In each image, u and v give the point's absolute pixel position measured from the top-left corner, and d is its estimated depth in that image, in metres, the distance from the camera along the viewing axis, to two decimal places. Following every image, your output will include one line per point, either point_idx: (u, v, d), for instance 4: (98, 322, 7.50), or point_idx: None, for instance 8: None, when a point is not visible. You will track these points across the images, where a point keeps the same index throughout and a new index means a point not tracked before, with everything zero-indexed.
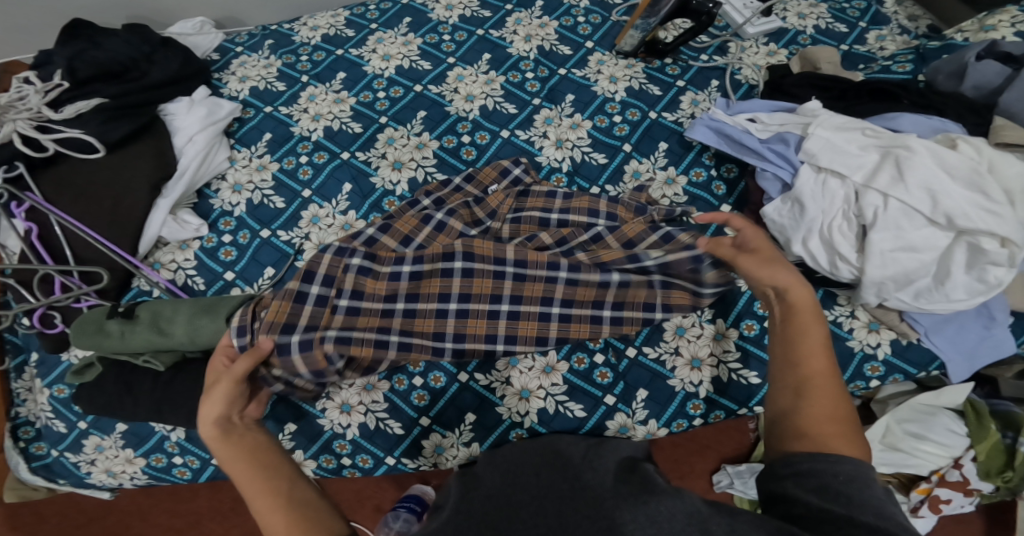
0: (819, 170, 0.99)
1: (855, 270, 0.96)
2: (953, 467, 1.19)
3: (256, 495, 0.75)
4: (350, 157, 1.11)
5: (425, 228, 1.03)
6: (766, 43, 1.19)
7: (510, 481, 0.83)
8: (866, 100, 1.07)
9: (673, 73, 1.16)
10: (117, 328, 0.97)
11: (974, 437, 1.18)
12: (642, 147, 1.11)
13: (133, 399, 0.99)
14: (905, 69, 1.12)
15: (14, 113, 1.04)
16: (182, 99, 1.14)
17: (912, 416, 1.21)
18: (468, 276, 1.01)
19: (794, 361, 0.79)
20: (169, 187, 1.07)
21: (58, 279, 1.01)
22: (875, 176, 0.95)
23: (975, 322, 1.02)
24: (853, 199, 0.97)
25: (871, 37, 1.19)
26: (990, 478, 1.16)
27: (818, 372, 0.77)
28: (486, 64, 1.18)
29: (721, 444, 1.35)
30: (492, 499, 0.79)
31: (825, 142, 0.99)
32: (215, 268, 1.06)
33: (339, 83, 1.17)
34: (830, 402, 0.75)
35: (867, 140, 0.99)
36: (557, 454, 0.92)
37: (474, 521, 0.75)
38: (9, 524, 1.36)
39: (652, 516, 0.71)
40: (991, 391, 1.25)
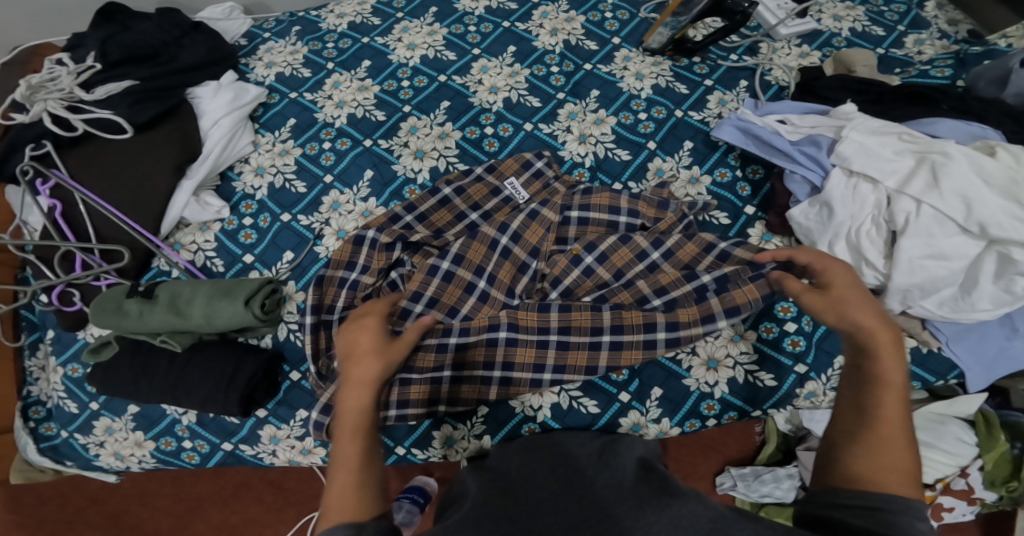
0: (851, 174, 0.99)
1: (882, 275, 0.96)
2: (959, 476, 1.19)
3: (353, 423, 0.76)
4: (373, 145, 1.11)
5: (469, 298, 1.00)
6: (798, 45, 1.18)
7: (527, 483, 0.84)
8: (902, 104, 1.06)
9: (701, 72, 1.16)
10: (135, 308, 0.97)
11: (983, 446, 1.18)
12: (666, 146, 1.10)
13: (148, 381, 0.99)
14: (944, 74, 1.11)
15: (46, 93, 1.05)
16: (210, 81, 1.14)
17: (924, 424, 1.20)
18: (510, 347, 0.98)
19: (858, 408, 0.74)
20: (193, 168, 1.07)
21: (79, 257, 1.01)
22: (909, 182, 0.95)
23: (998, 331, 1.01)
24: (884, 204, 0.97)
25: (909, 41, 1.18)
26: (994, 487, 1.17)
27: (885, 417, 0.72)
28: (511, 57, 1.18)
29: (726, 446, 1.35)
30: (511, 500, 0.79)
31: (859, 146, 0.98)
32: (235, 250, 1.06)
33: (364, 71, 1.17)
34: (890, 450, 0.71)
35: (902, 145, 0.98)
36: (569, 452, 0.93)
37: (494, 511, 0.77)
38: (9, 503, 1.36)
39: (676, 517, 0.71)
40: (1002, 402, 1.25)
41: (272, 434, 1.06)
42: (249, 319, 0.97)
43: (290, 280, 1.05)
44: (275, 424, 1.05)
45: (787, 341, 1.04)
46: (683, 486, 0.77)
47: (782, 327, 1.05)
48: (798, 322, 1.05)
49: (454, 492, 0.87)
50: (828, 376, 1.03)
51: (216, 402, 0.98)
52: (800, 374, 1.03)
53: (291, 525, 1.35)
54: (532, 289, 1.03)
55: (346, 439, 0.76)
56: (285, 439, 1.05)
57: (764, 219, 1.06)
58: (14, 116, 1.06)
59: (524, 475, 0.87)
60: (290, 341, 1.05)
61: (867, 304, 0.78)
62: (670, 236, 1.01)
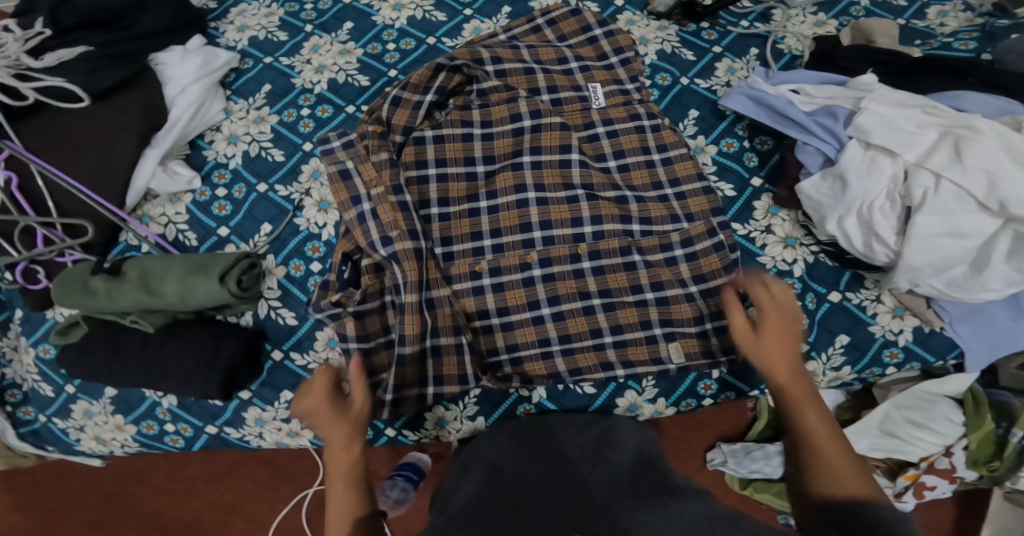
0: (868, 147, 0.90)
1: (892, 253, 0.89)
2: (942, 455, 1.11)
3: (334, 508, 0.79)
4: (453, 189, 0.99)
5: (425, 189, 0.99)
6: (815, 13, 1.09)
7: (515, 498, 0.76)
8: (927, 76, 0.97)
9: (709, 39, 1.08)
10: (102, 287, 0.92)
11: (969, 426, 1.10)
12: (670, 114, 1.04)
13: (120, 364, 0.94)
14: (968, 48, 1.01)
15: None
16: (175, 48, 1.05)
17: (911, 403, 1.12)
18: (537, 133, 1.01)
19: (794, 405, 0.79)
20: (159, 137, 1.00)
21: (40, 232, 0.96)
22: (931, 155, 0.86)
23: (1002, 312, 0.94)
24: (901, 178, 0.88)
25: (932, 12, 1.09)
26: (976, 467, 1.09)
27: (816, 416, 0.77)
28: (505, 18, 1.11)
29: (719, 422, 1.30)
30: (497, 506, 0.74)
31: (880, 118, 0.89)
32: (208, 223, 1.01)
33: (346, 34, 1.10)
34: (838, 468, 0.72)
35: (926, 118, 0.88)
36: (559, 455, 0.85)
37: (471, 525, 0.70)
38: (3, 485, 1.31)
39: (670, 517, 0.66)
40: (990, 380, 1.16)
41: (258, 416, 1.02)
42: (225, 297, 0.92)
43: (268, 253, 1.00)
44: (260, 406, 1.02)
45: None
46: (684, 485, 0.73)
47: None
48: (803, 300, 0.97)
49: (445, 496, 0.83)
50: (828, 355, 0.96)
51: (195, 388, 0.93)
52: None
53: (286, 503, 1.31)
54: (509, 51, 1.03)
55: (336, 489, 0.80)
56: (271, 421, 1.02)
57: (772, 191, 1.00)
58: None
59: (517, 468, 0.83)
60: (270, 319, 1.00)
61: (783, 344, 0.82)
62: (715, 278, 0.95)
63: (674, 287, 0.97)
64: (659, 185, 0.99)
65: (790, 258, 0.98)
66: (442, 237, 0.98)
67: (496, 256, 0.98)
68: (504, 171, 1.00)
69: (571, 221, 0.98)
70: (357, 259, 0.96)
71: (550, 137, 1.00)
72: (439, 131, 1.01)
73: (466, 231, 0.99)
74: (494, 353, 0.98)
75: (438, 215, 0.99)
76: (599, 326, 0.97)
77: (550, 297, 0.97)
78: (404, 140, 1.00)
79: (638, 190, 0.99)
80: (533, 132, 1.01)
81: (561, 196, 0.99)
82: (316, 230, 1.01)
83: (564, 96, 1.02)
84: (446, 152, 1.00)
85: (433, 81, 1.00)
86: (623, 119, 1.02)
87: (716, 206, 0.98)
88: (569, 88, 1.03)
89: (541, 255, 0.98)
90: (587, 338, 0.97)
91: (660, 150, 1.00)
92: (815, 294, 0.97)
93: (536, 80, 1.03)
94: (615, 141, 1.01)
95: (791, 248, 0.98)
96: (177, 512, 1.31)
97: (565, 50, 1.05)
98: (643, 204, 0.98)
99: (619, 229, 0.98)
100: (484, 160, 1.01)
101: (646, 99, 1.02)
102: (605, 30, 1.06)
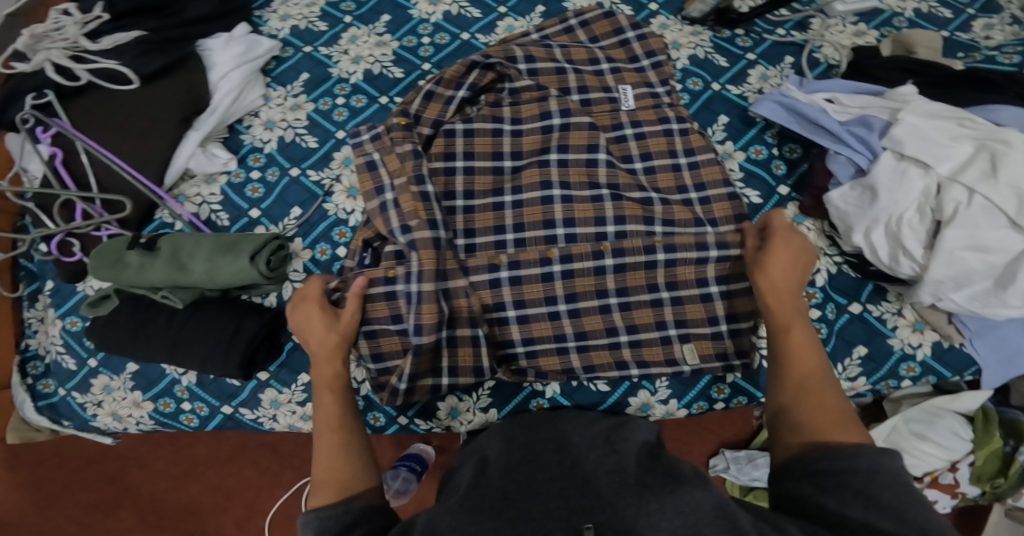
0: (901, 159, 0.91)
1: (918, 266, 0.89)
2: (947, 470, 1.12)
3: (324, 422, 0.82)
4: (478, 181, 1.00)
5: (453, 179, 1.00)
6: (855, 23, 1.10)
7: (512, 464, 0.79)
8: (965, 88, 0.97)
9: (743, 46, 1.09)
10: (135, 261, 0.94)
11: (977, 443, 1.10)
12: (700, 119, 1.05)
13: (147, 339, 0.95)
14: (1012, 61, 1.02)
15: (49, 42, 1.01)
16: (221, 34, 1.08)
17: (920, 417, 1.11)
18: (565, 131, 1.01)
19: (782, 328, 0.83)
20: (200, 120, 1.02)
21: (79, 206, 0.98)
22: (964, 170, 0.87)
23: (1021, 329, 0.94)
24: (933, 192, 0.88)
25: (978, 25, 1.09)
26: (980, 483, 1.10)
27: (801, 341, 0.81)
28: (538, 17, 1.13)
29: (723, 427, 1.30)
30: (507, 492, 0.72)
31: (914, 129, 0.90)
32: (240, 204, 1.03)
33: (383, 26, 1.12)
34: (815, 395, 0.77)
35: (961, 131, 0.89)
36: (565, 432, 0.88)
37: (483, 513, 0.69)
38: (8, 463, 1.32)
39: (682, 507, 0.66)
40: (1001, 399, 1.15)
41: (273, 399, 1.05)
42: (254, 276, 0.93)
43: (296, 237, 1.01)
44: (277, 388, 1.04)
45: None
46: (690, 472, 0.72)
47: None
48: (823, 310, 0.97)
49: (453, 482, 0.82)
50: (845, 366, 0.96)
51: (216, 366, 0.95)
52: None
53: (286, 490, 1.32)
54: (541, 50, 1.05)
55: (327, 402, 0.84)
56: (286, 404, 1.04)
57: (798, 200, 1.01)
58: (14, 64, 1.01)
59: (529, 454, 0.82)
60: None
61: (786, 271, 0.84)
62: (737, 283, 0.96)
63: (688, 288, 0.97)
64: (683, 188, 1.00)
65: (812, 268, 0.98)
66: (465, 229, 0.99)
67: (518, 249, 0.98)
68: (530, 167, 1.01)
69: (594, 219, 0.98)
70: (377, 246, 0.97)
71: (578, 137, 1.01)
72: (469, 124, 1.02)
73: (489, 224, 0.99)
74: (509, 344, 0.99)
75: (463, 207, 1.00)
76: (614, 325, 0.98)
77: (568, 293, 0.98)
78: (433, 133, 1.01)
79: (663, 192, 0.99)
80: (562, 131, 1.01)
81: (586, 197, 0.99)
82: (344, 216, 1.02)
83: (594, 97, 1.03)
84: (475, 146, 1.01)
85: (466, 77, 1.01)
86: (652, 122, 1.03)
87: (740, 211, 0.98)
88: (599, 89, 1.04)
89: (562, 252, 0.97)
90: (602, 336, 0.98)
91: (687, 153, 1.01)
92: (836, 304, 0.97)
93: (565, 81, 1.04)
94: (643, 143, 1.02)
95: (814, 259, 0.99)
96: (179, 497, 1.32)
97: (597, 51, 1.06)
98: (668, 207, 0.98)
99: (641, 230, 0.98)
100: (510, 155, 1.02)
101: (674, 104, 1.04)
102: (638, 34, 1.07)
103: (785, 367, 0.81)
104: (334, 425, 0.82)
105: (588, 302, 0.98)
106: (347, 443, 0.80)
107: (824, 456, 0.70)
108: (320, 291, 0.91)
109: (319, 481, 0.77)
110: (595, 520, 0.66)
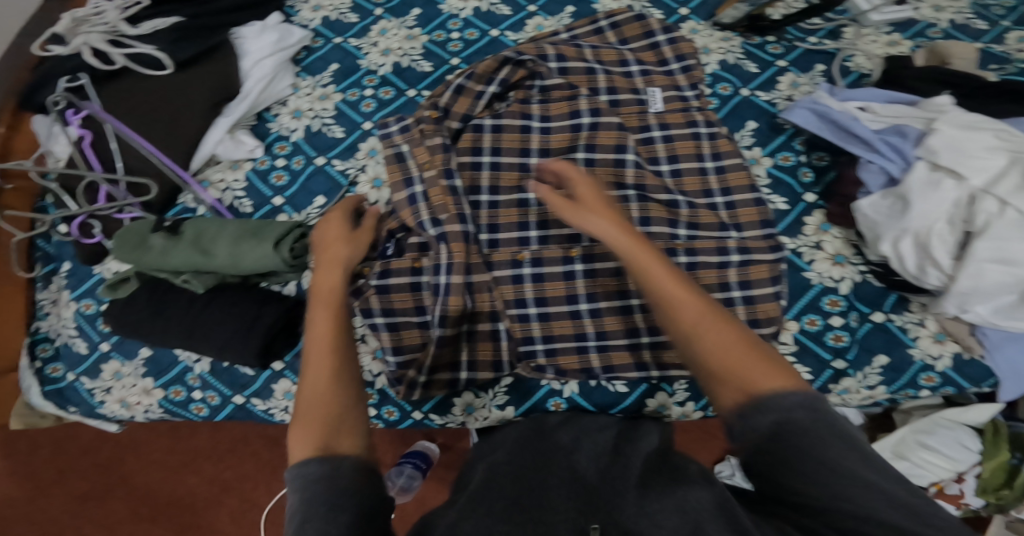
0: (936, 168, 0.90)
1: (945, 277, 0.89)
2: (953, 481, 1.11)
3: (318, 338, 0.78)
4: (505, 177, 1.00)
5: (479, 174, 1.00)
6: (889, 33, 1.11)
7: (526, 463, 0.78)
8: (1002, 100, 0.98)
9: (774, 52, 1.10)
10: (159, 244, 0.93)
11: (986, 454, 1.08)
12: (729, 123, 1.05)
13: (165, 323, 0.95)
14: None
15: (89, 26, 1.02)
16: (254, 23, 1.08)
17: (929, 427, 1.10)
18: (594, 130, 1.01)
19: (643, 274, 0.75)
20: (230, 107, 1.03)
21: (104, 188, 0.97)
22: (998, 183, 0.87)
23: None
24: (965, 203, 0.88)
25: (1012, 38, 1.09)
26: (985, 494, 1.09)
27: (674, 283, 0.74)
28: (568, 17, 1.13)
29: None
30: (529, 491, 0.71)
31: (950, 139, 0.90)
32: (264, 191, 1.02)
33: (413, 19, 1.12)
34: (708, 332, 0.70)
35: (997, 143, 0.89)
36: (562, 443, 0.84)
37: (503, 513, 0.68)
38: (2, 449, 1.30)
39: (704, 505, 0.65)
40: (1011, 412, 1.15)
41: (287, 390, 1.03)
42: (277, 263, 0.93)
43: None
44: (291, 378, 1.03)
45: (830, 336, 0.97)
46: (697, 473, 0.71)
47: (826, 320, 0.97)
48: (845, 318, 0.97)
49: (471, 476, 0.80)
50: (865, 374, 0.96)
51: (233, 355, 0.93)
52: (837, 370, 0.96)
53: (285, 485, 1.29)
54: (572, 50, 1.05)
55: (323, 313, 0.80)
56: None
57: (824, 208, 1.01)
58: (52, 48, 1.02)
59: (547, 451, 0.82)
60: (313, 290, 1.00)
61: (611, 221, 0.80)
62: (762, 286, 0.95)
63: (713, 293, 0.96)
64: (709, 192, 1.00)
65: (837, 276, 0.98)
66: (489, 224, 0.99)
67: (542, 246, 0.98)
68: None
69: None
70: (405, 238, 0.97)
71: (607, 136, 1.00)
72: (498, 120, 1.02)
73: (513, 220, 0.99)
74: (530, 343, 0.97)
75: (488, 202, 1.00)
76: (636, 326, 0.97)
77: (589, 293, 0.97)
78: (462, 127, 1.02)
79: (689, 194, 1.00)
80: (590, 130, 1.01)
81: (613, 198, 0.99)
82: None
83: (622, 98, 1.04)
84: (502, 142, 1.01)
85: (497, 73, 1.02)
86: (680, 125, 1.03)
87: (767, 217, 0.98)
88: (628, 91, 1.04)
89: (585, 251, 0.97)
90: (623, 337, 0.97)
91: (715, 157, 1.01)
92: (858, 313, 0.97)
93: (594, 81, 1.04)
94: (670, 145, 1.02)
95: (839, 266, 0.99)
96: (173, 488, 1.30)
97: (627, 53, 1.07)
98: (694, 211, 0.99)
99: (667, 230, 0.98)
100: (536, 151, 1.02)
101: (703, 108, 1.04)
102: (669, 37, 1.08)
103: (665, 313, 0.73)
104: (331, 344, 0.77)
105: (611, 301, 0.97)
106: (337, 371, 0.76)
107: (756, 411, 0.64)
108: (348, 208, 0.92)
109: (302, 416, 0.72)
110: (601, 521, 0.66)
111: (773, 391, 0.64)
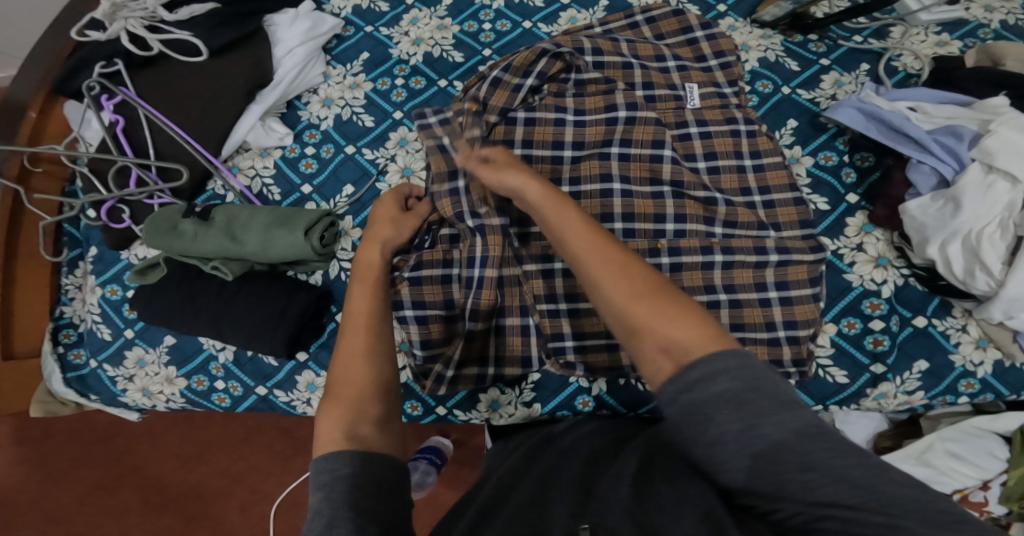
0: (989, 171, 0.88)
1: (994, 282, 0.86)
2: (977, 488, 1.06)
3: (352, 321, 0.78)
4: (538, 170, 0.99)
5: None
6: (938, 33, 1.08)
7: (552, 467, 0.77)
8: None
9: (817, 51, 1.07)
10: (190, 230, 0.92)
11: (1013, 463, 1.05)
12: (768, 121, 1.03)
13: (193, 310, 0.94)
14: None
15: (127, 11, 1.01)
16: (287, 10, 1.07)
17: (958, 435, 1.06)
18: (630, 125, 0.99)
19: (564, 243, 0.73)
20: (263, 94, 1.02)
21: (135, 172, 0.97)
22: None
23: None
24: (1017, 207, 0.86)
25: None
26: (1008, 503, 1.05)
27: (592, 246, 0.71)
28: (602, 10, 1.11)
29: None
30: (552, 492, 0.70)
31: (1007, 141, 0.87)
32: (293, 179, 1.01)
33: (445, 9, 1.11)
34: (627, 291, 0.67)
35: None
36: (567, 451, 0.81)
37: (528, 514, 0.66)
38: (17, 435, 1.30)
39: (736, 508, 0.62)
40: None
41: (310, 382, 1.01)
42: (307, 251, 0.92)
43: (348, 214, 1.00)
44: (315, 370, 1.01)
45: (869, 340, 0.94)
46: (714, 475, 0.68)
47: (865, 324, 0.94)
48: (887, 321, 0.94)
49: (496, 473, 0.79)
50: (903, 378, 0.93)
51: (263, 343, 0.92)
52: (874, 374, 0.93)
53: (296, 477, 1.28)
54: (608, 43, 1.03)
55: (361, 298, 0.80)
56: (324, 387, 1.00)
57: (867, 209, 0.98)
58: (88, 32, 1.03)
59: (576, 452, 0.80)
60: (340, 280, 0.99)
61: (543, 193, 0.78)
62: (799, 287, 0.93)
63: (748, 293, 0.93)
64: (746, 190, 0.98)
65: (879, 278, 0.96)
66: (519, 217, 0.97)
67: None
68: (590, 158, 0.99)
69: (654, 215, 0.96)
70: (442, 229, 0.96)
71: (643, 132, 0.99)
72: (532, 113, 1.00)
73: None
74: (560, 339, 0.95)
75: None
76: None
77: None
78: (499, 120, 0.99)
79: (726, 192, 0.97)
80: (626, 125, 0.99)
81: (646, 194, 0.97)
82: None
83: (659, 93, 1.01)
84: (534, 134, 0.99)
85: (535, 65, 1.00)
86: (719, 122, 1.00)
87: (806, 218, 0.96)
88: (665, 86, 1.02)
89: None
90: None
91: (753, 155, 0.99)
92: (900, 317, 0.94)
93: (630, 75, 1.02)
94: (708, 142, 0.99)
95: (882, 269, 0.96)
96: (184, 476, 1.29)
97: (663, 48, 1.05)
98: (733, 209, 0.96)
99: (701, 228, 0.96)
100: (570, 144, 1.00)
101: (741, 105, 1.02)
102: (707, 33, 1.06)
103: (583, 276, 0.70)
104: (367, 326, 0.77)
105: None
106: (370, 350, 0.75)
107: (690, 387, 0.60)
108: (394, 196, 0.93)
109: (334, 390, 0.72)
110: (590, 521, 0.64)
111: (697, 351, 0.61)
